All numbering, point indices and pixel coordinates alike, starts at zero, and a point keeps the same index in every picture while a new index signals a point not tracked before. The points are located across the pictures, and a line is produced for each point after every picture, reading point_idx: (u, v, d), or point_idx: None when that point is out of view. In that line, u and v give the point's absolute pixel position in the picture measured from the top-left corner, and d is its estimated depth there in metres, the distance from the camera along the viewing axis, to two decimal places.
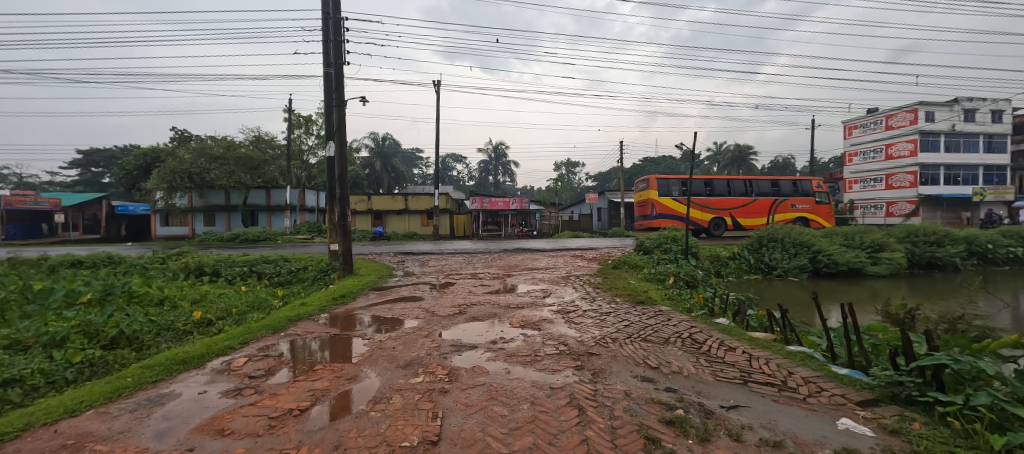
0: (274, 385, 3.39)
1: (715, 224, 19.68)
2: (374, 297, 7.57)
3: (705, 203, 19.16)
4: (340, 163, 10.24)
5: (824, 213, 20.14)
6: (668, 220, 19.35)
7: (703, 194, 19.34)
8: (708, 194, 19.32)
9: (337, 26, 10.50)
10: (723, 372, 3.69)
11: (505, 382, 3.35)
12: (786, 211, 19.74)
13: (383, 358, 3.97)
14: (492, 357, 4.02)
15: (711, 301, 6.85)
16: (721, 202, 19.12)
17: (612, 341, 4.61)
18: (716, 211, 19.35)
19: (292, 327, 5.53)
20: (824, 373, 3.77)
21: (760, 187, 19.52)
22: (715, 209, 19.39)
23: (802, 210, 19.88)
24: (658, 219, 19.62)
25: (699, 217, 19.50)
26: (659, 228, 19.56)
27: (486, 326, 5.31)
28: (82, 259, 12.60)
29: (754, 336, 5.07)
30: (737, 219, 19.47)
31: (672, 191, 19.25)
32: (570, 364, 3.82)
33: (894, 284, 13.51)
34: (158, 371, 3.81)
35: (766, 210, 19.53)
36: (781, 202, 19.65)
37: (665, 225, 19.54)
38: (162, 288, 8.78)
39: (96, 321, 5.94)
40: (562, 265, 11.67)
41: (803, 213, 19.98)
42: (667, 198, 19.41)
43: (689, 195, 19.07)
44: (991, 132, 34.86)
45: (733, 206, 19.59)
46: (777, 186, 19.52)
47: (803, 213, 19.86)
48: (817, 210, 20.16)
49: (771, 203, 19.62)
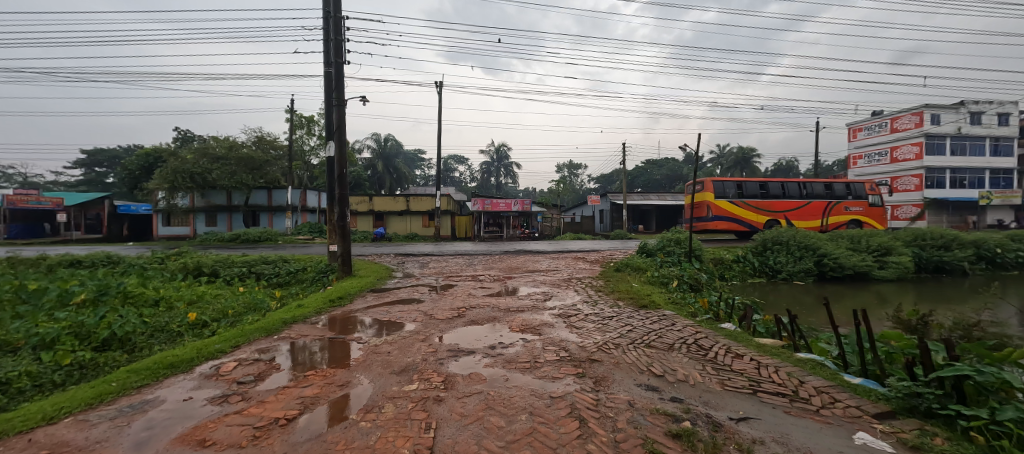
0: (263, 391, 3.26)
1: (769, 226, 19.32)
2: (372, 299, 7.44)
3: (760, 205, 18.83)
4: (339, 164, 10.16)
5: (877, 215, 19.79)
6: (724, 222, 18.91)
7: (758, 196, 19.03)
8: (762, 196, 19.02)
9: (337, 25, 10.42)
10: (731, 381, 3.53)
11: (503, 390, 3.20)
12: (840, 214, 19.38)
13: (378, 364, 3.83)
14: (490, 363, 3.86)
15: (717, 305, 6.67)
16: (776, 204, 18.83)
17: (614, 347, 4.45)
18: (771, 213, 19.03)
19: (287, 329, 5.42)
20: (837, 383, 3.61)
21: (813, 189, 19.25)
22: (769, 211, 19.06)
23: (857, 213, 19.49)
24: (714, 221, 19.10)
25: (754, 219, 19.14)
26: (713, 230, 19.11)
27: (485, 329, 5.17)
28: (82, 259, 12.54)
29: (762, 342, 4.90)
30: (792, 221, 19.13)
31: (727, 193, 18.81)
32: (572, 371, 3.66)
33: (902, 288, 13.29)
34: (145, 376, 3.68)
35: (822, 212, 19.18)
36: (837, 204, 19.26)
37: (720, 227, 19.06)
38: (159, 289, 8.69)
39: (88, 322, 5.83)
40: (564, 267, 11.51)
41: (857, 215, 19.63)
42: (723, 200, 18.93)
43: (744, 197, 18.72)
44: (998, 135, 34.53)
45: (786, 208, 19.27)
46: (831, 189, 19.20)
47: (857, 215, 19.50)
48: (870, 213, 19.77)
49: (825, 205, 19.29)
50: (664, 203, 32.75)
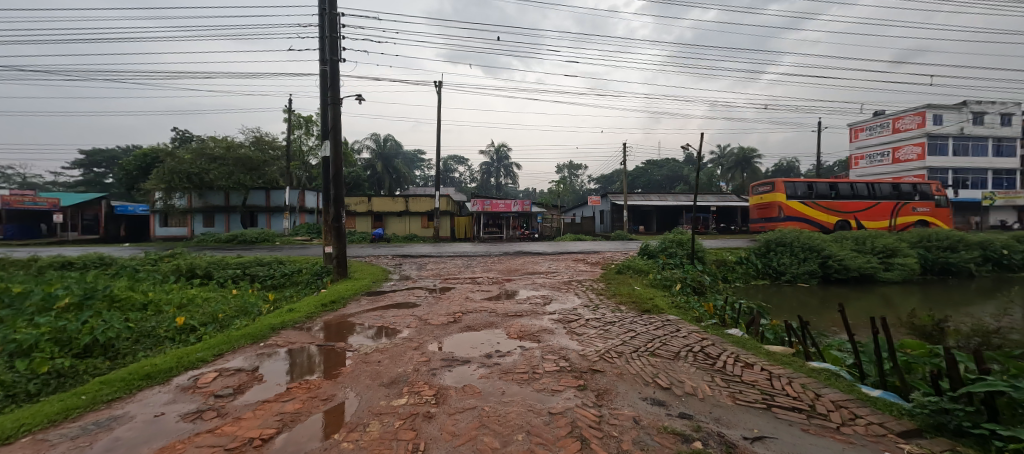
0: (241, 406, 3.03)
1: (839, 227, 19.19)
2: (366, 302, 7.20)
3: (832, 205, 18.68)
4: (334, 165, 9.95)
5: (944, 216, 19.73)
6: (796, 223, 18.63)
7: (829, 197, 18.88)
8: (833, 196, 18.87)
9: (333, 21, 10.19)
10: (743, 394, 3.30)
11: (499, 405, 2.97)
12: (908, 214, 19.35)
13: (366, 375, 3.61)
14: (486, 374, 3.63)
15: (723, 310, 6.44)
16: (848, 204, 18.72)
17: (617, 355, 4.22)
18: (842, 213, 18.92)
19: (275, 335, 5.20)
20: (855, 396, 3.39)
21: (881, 189, 19.19)
22: (840, 211, 18.89)
23: (923, 213, 19.43)
24: (785, 222, 18.86)
25: (824, 219, 18.94)
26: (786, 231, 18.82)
27: (482, 336, 4.95)
28: (73, 261, 12.30)
29: (771, 350, 4.66)
30: (862, 222, 19.06)
31: (800, 193, 18.58)
32: (572, 384, 3.42)
33: (908, 290, 13.09)
34: (117, 388, 3.45)
35: (890, 213, 19.15)
36: (905, 205, 19.25)
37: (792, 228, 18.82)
38: (148, 292, 8.46)
39: (69, 328, 5.60)
40: (564, 269, 11.29)
41: (924, 216, 19.58)
42: (795, 200, 18.70)
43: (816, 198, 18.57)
44: (1001, 135, 34.29)
45: (855, 208, 19.15)
46: (899, 189, 19.13)
47: (924, 216, 19.43)
48: (937, 213, 19.73)
49: (894, 206, 19.25)
50: (665, 204, 32.55)
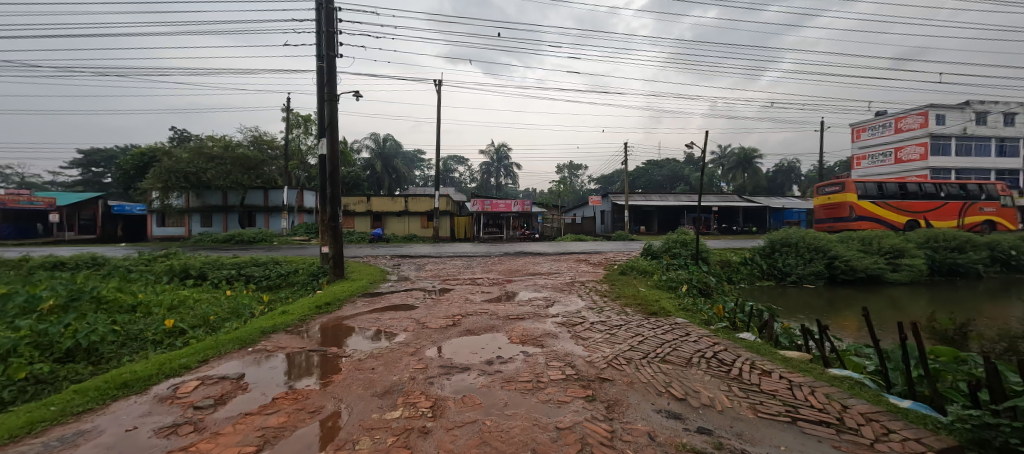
0: (221, 419, 2.79)
1: (907, 227, 18.92)
2: (363, 304, 6.95)
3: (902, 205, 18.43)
4: (331, 163, 9.72)
5: (1010, 216, 19.42)
6: (868, 222, 18.47)
7: (898, 197, 18.61)
8: (902, 196, 18.61)
9: (329, 17, 9.94)
10: (765, 407, 3.05)
11: (501, 419, 2.72)
12: (975, 214, 19.02)
13: (358, 384, 3.38)
14: (488, 383, 3.38)
15: (734, 313, 6.20)
16: (917, 204, 18.46)
17: (626, 362, 3.98)
18: (911, 213, 18.63)
19: (266, 338, 4.96)
20: (885, 408, 3.14)
21: (948, 189, 18.91)
22: (910, 211, 18.63)
23: (990, 213, 19.13)
24: (856, 222, 18.63)
25: (894, 219, 18.69)
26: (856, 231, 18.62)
27: (484, 340, 4.71)
28: (65, 261, 12.03)
29: (788, 356, 4.43)
30: (931, 222, 18.80)
31: (871, 192, 18.29)
32: (580, 394, 3.18)
33: (916, 292, 12.86)
34: (89, 397, 3.21)
35: (958, 213, 18.86)
36: (973, 205, 18.95)
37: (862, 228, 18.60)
38: (139, 293, 8.21)
39: (50, 331, 5.34)
40: (566, 270, 11.06)
41: (990, 216, 19.25)
42: (866, 199, 18.45)
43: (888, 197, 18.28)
44: (1004, 135, 34.11)
45: (923, 208, 18.89)
46: (967, 189, 18.82)
47: (991, 216, 19.11)
48: (1003, 214, 19.39)
49: (961, 206, 18.96)
50: (667, 204, 32.34)
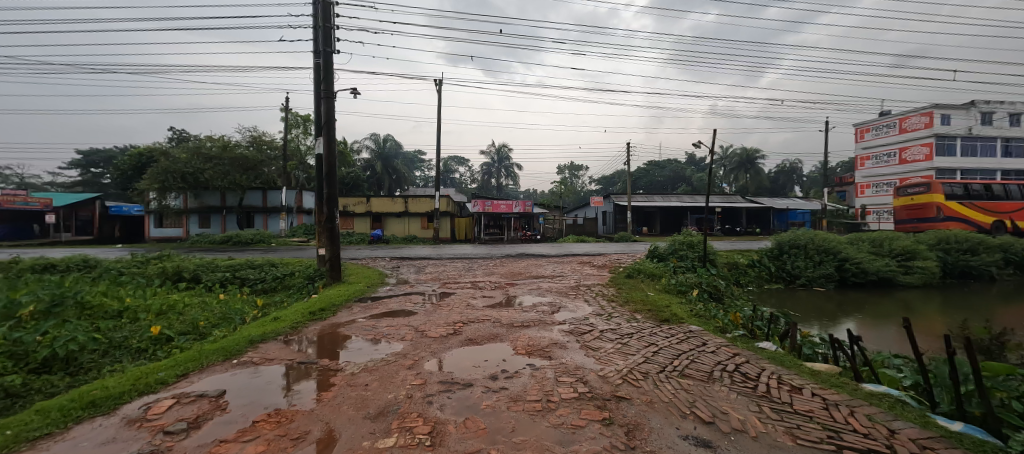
0: (190, 449, 2.46)
1: (994, 228, 18.34)
2: (359, 310, 6.61)
3: (989, 205, 17.92)
4: (328, 163, 9.43)
5: None
6: (956, 223, 17.92)
7: (983, 197, 18.12)
8: (987, 197, 18.14)
9: (326, 10, 9.60)
10: (804, 432, 2.72)
11: (509, 450, 2.37)
12: None
13: (349, 404, 3.05)
14: (493, 402, 3.05)
15: (751, 322, 5.86)
16: (1004, 205, 17.97)
17: (643, 377, 3.64)
18: (997, 213, 18.12)
19: (253, 349, 4.62)
20: (937, 433, 2.81)
21: None
22: (996, 212, 18.15)
23: None
24: (942, 222, 18.08)
25: (980, 220, 18.15)
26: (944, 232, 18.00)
27: (487, 351, 4.38)
28: (57, 263, 11.74)
29: (816, 368, 4.10)
30: (1016, 223, 18.28)
31: (958, 192, 17.82)
32: (596, 416, 2.85)
33: (928, 294, 12.52)
34: (50, 420, 2.88)
35: None
36: None
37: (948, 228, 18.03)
38: (126, 298, 7.89)
39: (25, 340, 5.01)
40: (570, 273, 10.73)
41: None
42: (953, 199, 17.94)
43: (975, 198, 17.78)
44: (1009, 135, 33.74)
45: (1006, 209, 18.43)
46: None
47: None
48: None
49: None
50: (669, 205, 32.04)
